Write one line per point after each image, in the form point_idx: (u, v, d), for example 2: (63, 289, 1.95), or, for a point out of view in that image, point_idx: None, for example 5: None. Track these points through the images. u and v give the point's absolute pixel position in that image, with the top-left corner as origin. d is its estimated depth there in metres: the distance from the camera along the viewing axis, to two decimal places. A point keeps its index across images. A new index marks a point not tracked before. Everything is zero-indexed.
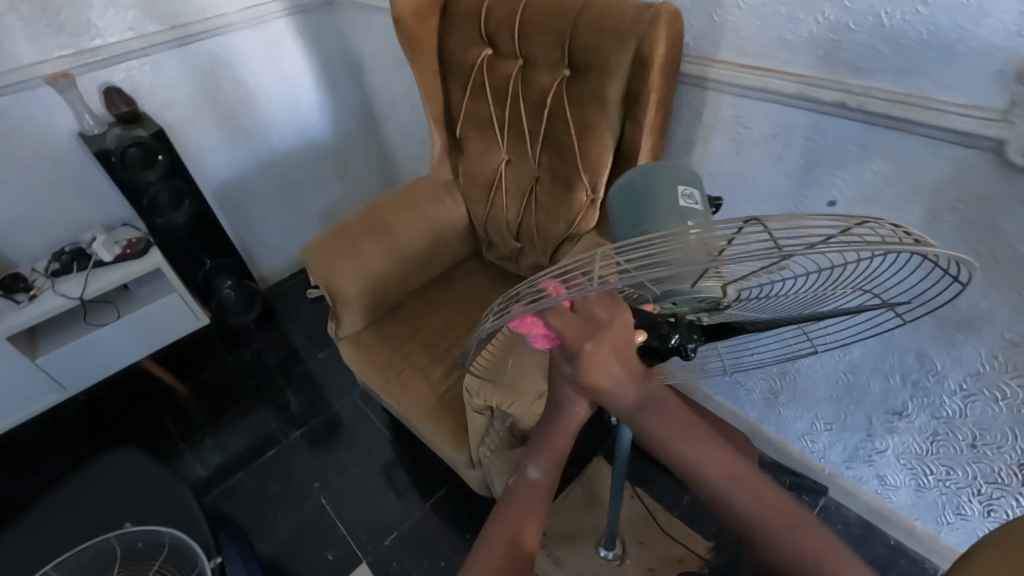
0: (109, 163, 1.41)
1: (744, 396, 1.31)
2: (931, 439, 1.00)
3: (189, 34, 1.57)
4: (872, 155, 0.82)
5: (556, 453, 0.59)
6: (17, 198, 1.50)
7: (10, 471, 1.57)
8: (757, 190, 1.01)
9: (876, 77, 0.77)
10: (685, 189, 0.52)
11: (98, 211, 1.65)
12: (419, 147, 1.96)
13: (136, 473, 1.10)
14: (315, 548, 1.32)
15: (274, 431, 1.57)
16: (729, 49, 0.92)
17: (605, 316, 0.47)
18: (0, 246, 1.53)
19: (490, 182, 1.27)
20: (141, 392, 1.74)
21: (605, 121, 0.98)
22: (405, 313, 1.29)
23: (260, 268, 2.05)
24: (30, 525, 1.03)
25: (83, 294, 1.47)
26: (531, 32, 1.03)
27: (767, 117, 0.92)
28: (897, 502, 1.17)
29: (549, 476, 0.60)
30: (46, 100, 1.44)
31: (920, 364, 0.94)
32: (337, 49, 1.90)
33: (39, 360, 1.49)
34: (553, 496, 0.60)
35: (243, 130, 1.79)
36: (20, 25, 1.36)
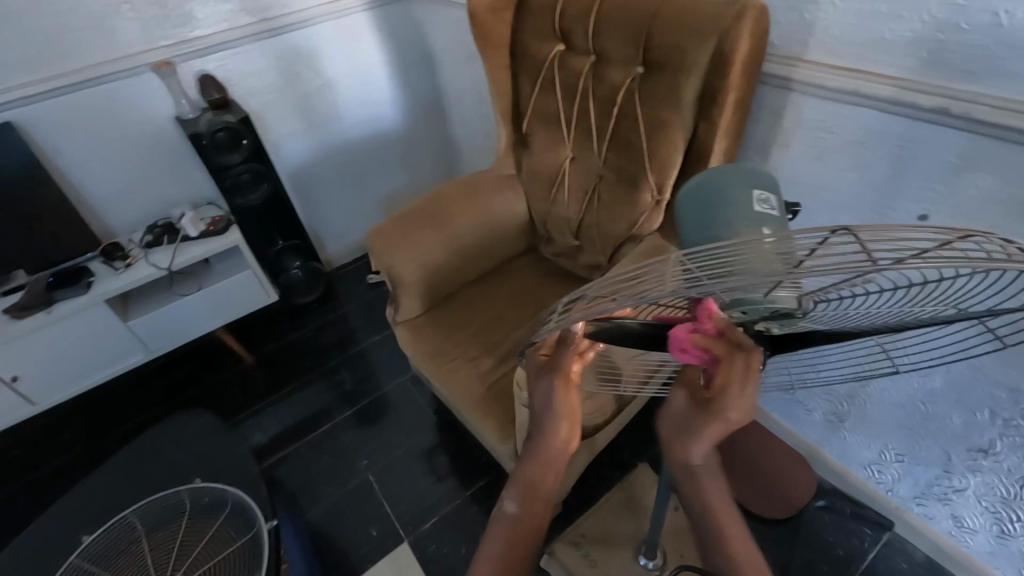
0: (200, 145, 1.53)
1: (804, 416, 1.24)
2: (1020, 483, 0.91)
3: (277, 25, 1.66)
4: (975, 167, 0.75)
5: (539, 478, 0.60)
6: (120, 174, 1.65)
7: (99, 420, 1.73)
8: (836, 198, 0.95)
9: (987, 82, 0.71)
10: (760, 193, 0.50)
11: (187, 189, 1.78)
12: (484, 139, 1.99)
13: (205, 434, 1.19)
14: (360, 522, 1.37)
15: (329, 406, 1.65)
16: (818, 49, 0.87)
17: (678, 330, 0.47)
18: (103, 217, 1.68)
19: (553, 178, 1.27)
20: (214, 359, 1.87)
21: (677, 121, 0.96)
22: (461, 303, 1.32)
23: (326, 250, 2.15)
24: (114, 471, 1.13)
25: (172, 265, 1.60)
26: (606, 29, 1.01)
27: (856, 122, 0.86)
28: (974, 547, 1.07)
29: (526, 507, 0.60)
30: (150, 85, 1.57)
31: (1013, 399, 0.85)
32: (411, 40, 1.95)
33: (129, 324, 1.63)
34: (536, 524, 0.60)
35: (320, 118, 1.88)
36: (132, 16, 1.49)
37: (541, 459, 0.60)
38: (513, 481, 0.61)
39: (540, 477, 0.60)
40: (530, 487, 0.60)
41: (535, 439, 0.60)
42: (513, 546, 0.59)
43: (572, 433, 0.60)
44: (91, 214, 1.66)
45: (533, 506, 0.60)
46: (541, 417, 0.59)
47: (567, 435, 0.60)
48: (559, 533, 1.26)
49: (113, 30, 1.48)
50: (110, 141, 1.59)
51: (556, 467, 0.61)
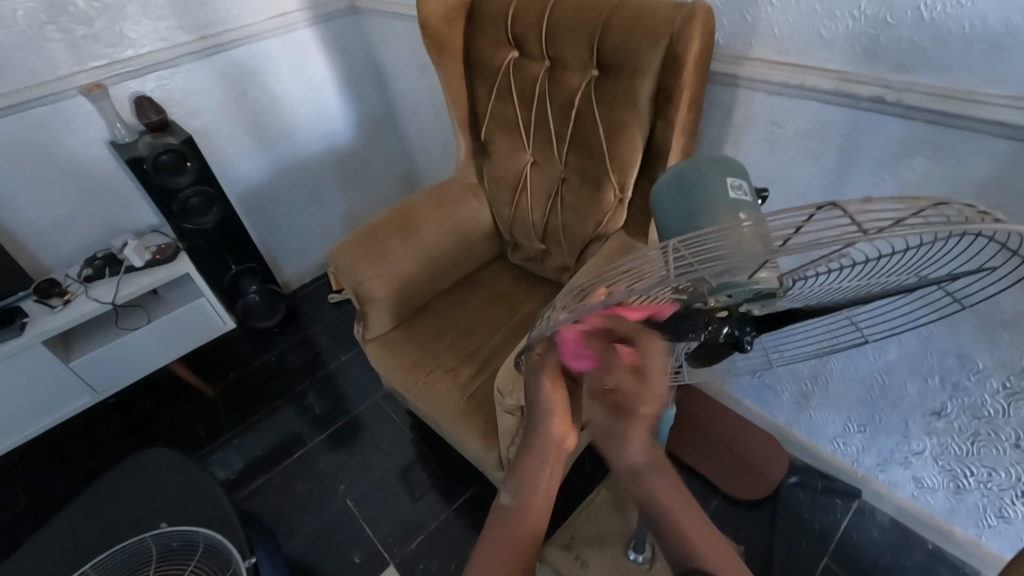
0: (140, 169, 1.44)
1: (773, 396, 1.28)
2: (971, 440, 0.98)
3: (219, 44, 1.60)
4: (911, 150, 0.81)
5: (535, 472, 0.59)
6: (52, 205, 1.54)
7: (40, 473, 1.59)
8: (788, 186, 1.00)
9: (915, 71, 0.77)
10: (734, 180, 0.53)
11: (128, 217, 1.68)
12: (441, 149, 1.98)
13: (156, 477, 1.11)
14: (342, 550, 1.32)
15: (299, 433, 1.59)
16: (762, 48, 0.92)
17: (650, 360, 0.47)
18: (35, 252, 1.56)
19: (516, 183, 1.27)
20: (169, 394, 1.77)
21: (635, 120, 0.98)
22: (434, 313, 1.30)
23: (283, 272, 2.07)
24: (67, 525, 1.04)
25: (115, 299, 1.50)
26: (560, 35, 1.03)
27: (802, 114, 0.92)
28: (935, 506, 1.14)
29: (522, 502, 0.59)
30: (82, 110, 1.48)
31: (960, 362, 0.92)
32: (359, 54, 1.92)
33: (72, 364, 1.52)
34: (535, 521, 0.58)
35: (269, 136, 1.82)
36: (58, 37, 1.40)
37: (538, 454, 0.60)
38: (511, 475, 0.61)
39: (535, 474, 0.59)
40: (528, 480, 0.59)
41: (530, 435, 0.61)
42: (513, 539, 0.57)
43: (568, 427, 0.61)
44: (21, 249, 1.54)
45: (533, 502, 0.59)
46: (536, 410, 0.60)
47: (563, 430, 0.60)
48: (549, 537, 1.26)
49: (36, 52, 1.38)
50: (39, 170, 1.48)
51: (553, 464, 0.60)
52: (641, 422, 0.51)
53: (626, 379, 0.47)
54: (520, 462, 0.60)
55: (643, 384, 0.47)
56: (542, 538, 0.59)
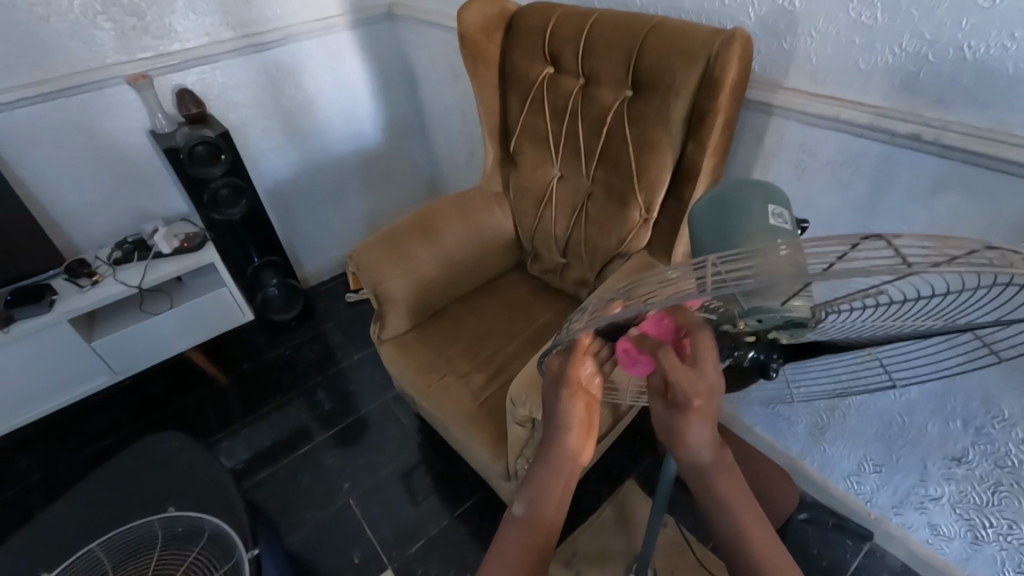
0: (177, 158, 1.48)
1: (786, 427, 1.27)
2: (992, 489, 0.95)
3: (261, 42, 1.65)
4: (946, 188, 0.80)
5: (549, 484, 0.59)
6: (89, 188, 1.58)
7: (55, 447, 1.63)
8: (817, 216, 1.00)
9: (955, 110, 0.76)
10: (774, 208, 0.52)
11: (160, 204, 1.72)
12: (467, 156, 2.00)
13: (163, 462, 1.12)
14: (341, 548, 1.32)
15: (308, 427, 1.60)
16: (798, 77, 0.92)
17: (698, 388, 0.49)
18: (68, 232, 1.61)
19: (541, 196, 1.28)
20: (184, 379, 1.80)
21: (666, 141, 0.99)
22: (451, 318, 1.31)
23: (304, 268, 2.10)
24: (77, 501, 1.06)
25: (142, 283, 1.54)
26: (597, 52, 1.05)
27: (834, 145, 0.91)
28: (950, 554, 1.11)
29: (534, 512, 0.58)
30: (126, 98, 1.53)
31: (984, 407, 0.90)
32: (394, 59, 1.96)
33: (94, 344, 1.55)
34: (546, 533, 0.58)
35: (301, 134, 1.86)
36: (109, 27, 1.45)
37: (553, 466, 0.60)
38: (525, 485, 0.61)
39: (550, 484, 0.59)
40: (541, 492, 0.59)
41: (546, 447, 0.61)
42: (525, 547, 0.56)
43: (585, 443, 0.61)
44: (56, 227, 1.59)
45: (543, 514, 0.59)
46: (555, 423, 0.60)
47: (580, 445, 0.60)
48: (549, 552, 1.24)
49: (87, 40, 1.44)
50: (80, 153, 1.53)
51: (567, 479, 0.60)
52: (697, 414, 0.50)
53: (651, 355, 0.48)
54: (535, 472, 0.60)
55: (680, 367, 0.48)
56: (553, 550, 0.58)
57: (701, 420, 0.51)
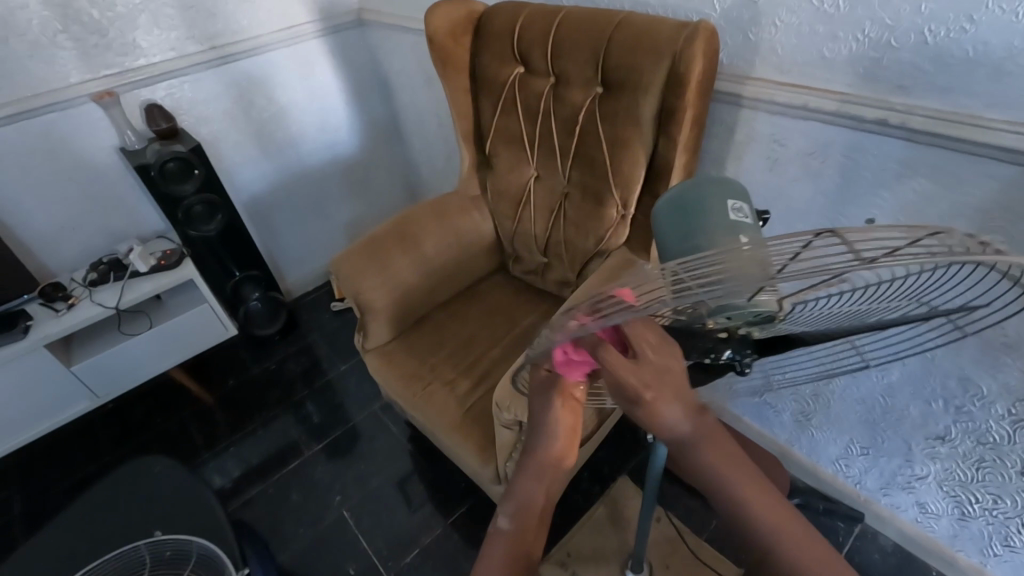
0: (147, 175, 1.46)
1: (773, 416, 1.27)
2: (975, 466, 0.96)
3: (230, 54, 1.63)
4: (913, 173, 0.81)
5: (533, 493, 0.59)
6: (59, 209, 1.55)
7: (39, 474, 1.60)
8: (790, 206, 1.00)
9: (918, 94, 0.77)
10: (733, 203, 0.52)
11: (134, 223, 1.70)
12: (445, 161, 1.99)
13: (148, 485, 1.10)
14: (335, 563, 1.30)
15: (296, 442, 1.58)
16: (765, 68, 0.92)
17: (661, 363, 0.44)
18: (39, 256, 1.57)
19: (518, 198, 1.28)
20: (169, 399, 1.77)
21: (638, 138, 0.99)
22: (433, 325, 1.30)
23: (286, 280, 2.08)
24: (60, 530, 1.04)
25: (119, 304, 1.51)
26: (565, 51, 1.04)
27: (803, 134, 0.92)
28: (938, 531, 1.12)
29: (519, 524, 0.58)
30: (92, 117, 1.50)
31: (963, 386, 0.91)
32: (366, 65, 1.94)
33: (74, 368, 1.52)
34: (530, 542, 0.58)
35: (275, 145, 1.84)
36: (71, 45, 1.42)
37: (535, 475, 0.59)
38: (508, 496, 0.60)
39: (535, 493, 0.59)
40: (524, 501, 0.59)
41: (528, 455, 0.60)
42: (511, 559, 0.57)
43: (569, 449, 0.60)
44: (26, 252, 1.55)
45: (528, 522, 0.59)
46: (539, 430, 0.59)
47: (563, 450, 0.60)
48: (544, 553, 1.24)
49: (49, 60, 1.41)
50: (48, 175, 1.50)
51: (550, 485, 0.60)
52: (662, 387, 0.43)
53: (654, 354, 0.44)
54: (518, 484, 0.60)
55: (667, 363, 0.44)
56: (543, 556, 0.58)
57: (668, 399, 0.43)
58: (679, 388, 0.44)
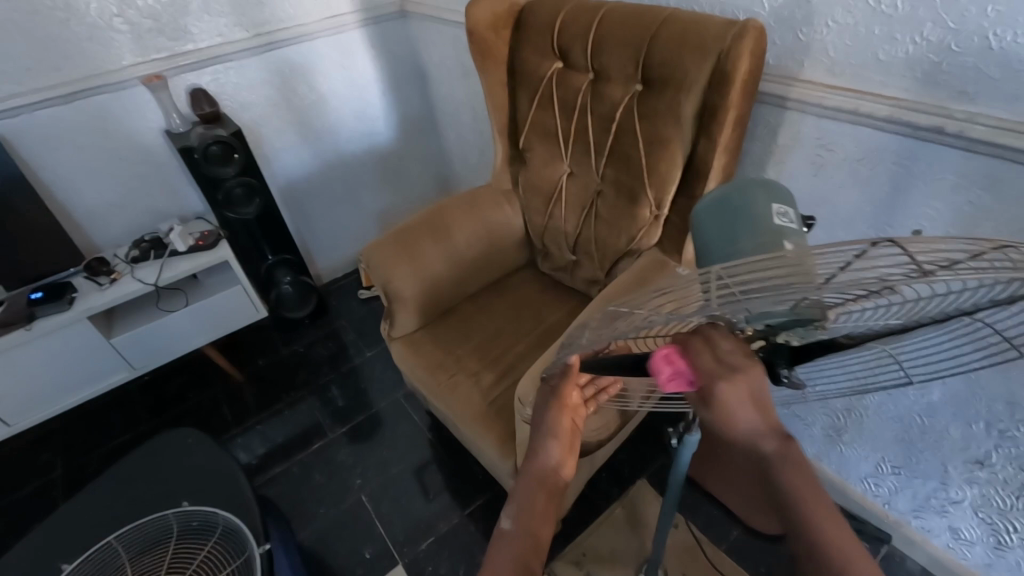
0: (191, 158, 1.50)
1: (801, 428, 1.24)
2: (1017, 494, 0.92)
3: (273, 42, 1.66)
4: (968, 183, 0.78)
5: (532, 498, 0.60)
6: (108, 187, 1.61)
7: (77, 441, 1.67)
8: (834, 213, 0.97)
9: (978, 102, 0.73)
10: (779, 207, 0.51)
11: (176, 203, 1.75)
12: (479, 155, 2.00)
13: (179, 457, 1.14)
14: (353, 544, 1.33)
15: (320, 424, 1.61)
16: (814, 70, 0.89)
17: (739, 358, 0.45)
18: (87, 231, 1.64)
19: (551, 194, 1.27)
20: (201, 375, 1.83)
21: (677, 137, 0.97)
22: (458, 317, 1.31)
23: (317, 265, 2.12)
24: (97, 493, 1.09)
25: (158, 281, 1.56)
26: (607, 47, 1.03)
27: (852, 139, 0.89)
28: (972, 559, 1.08)
29: (522, 526, 0.58)
30: (141, 99, 1.55)
31: (1009, 410, 0.87)
32: (405, 56, 1.96)
33: (114, 340, 1.59)
34: (534, 546, 0.57)
35: (314, 133, 1.87)
36: (125, 28, 1.47)
37: (538, 479, 0.61)
38: (510, 501, 0.61)
39: (532, 497, 0.61)
40: (525, 503, 0.60)
41: (529, 460, 0.63)
42: (518, 560, 0.55)
43: (569, 456, 0.64)
44: (76, 227, 1.62)
45: (531, 525, 0.59)
46: (540, 433, 0.63)
47: (562, 457, 0.63)
48: (559, 551, 1.24)
49: (104, 42, 1.46)
50: (98, 153, 1.56)
51: (550, 492, 0.62)
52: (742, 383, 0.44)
53: (730, 356, 0.45)
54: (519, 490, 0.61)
55: (745, 367, 0.44)
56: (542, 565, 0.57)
57: (743, 401, 0.44)
58: (758, 394, 0.45)
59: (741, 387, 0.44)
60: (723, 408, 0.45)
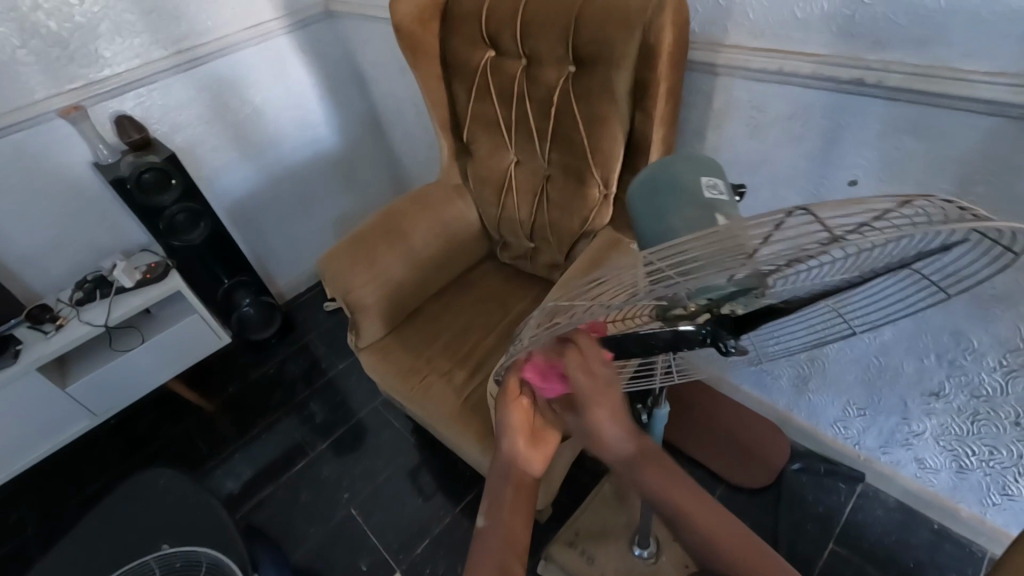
0: (124, 189, 1.43)
1: (770, 382, 1.28)
2: (971, 419, 0.97)
3: (197, 57, 1.59)
4: (894, 129, 0.80)
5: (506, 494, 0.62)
6: (39, 230, 1.53)
7: (47, 496, 1.60)
8: (774, 172, 0.99)
9: (892, 50, 0.75)
10: (708, 180, 0.51)
11: (117, 238, 1.68)
12: (428, 151, 1.97)
13: (152, 499, 1.10)
14: (349, 559, 1.32)
15: (301, 442, 1.58)
16: (738, 34, 0.90)
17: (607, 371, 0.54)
18: (24, 278, 1.56)
19: (501, 184, 1.26)
20: (170, 410, 1.77)
21: (615, 115, 0.97)
22: (425, 319, 1.29)
23: (277, 282, 2.07)
24: (69, 549, 1.05)
25: (108, 321, 1.50)
26: (534, 31, 1.02)
27: (783, 98, 0.90)
28: (938, 484, 1.13)
29: (498, 525, 0.61)
30: (61, 133, 1.47)
31: (955, 341, 0.91)
32: (339, 57, 1.90)
33: (70, 388, 1.52)
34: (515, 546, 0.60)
35: (254, 148, 1.81)
36: (32, 59, 1.38)
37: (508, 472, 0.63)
38: (484, 499, 0.64)
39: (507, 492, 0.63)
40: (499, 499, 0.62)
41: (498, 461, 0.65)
42: (494, 557, 0.59)
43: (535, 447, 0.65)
44: (11, 275, 1.54)
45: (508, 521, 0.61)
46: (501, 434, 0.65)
47: (526, 452, 0.65)
48: (552, 536, 1.26)
49: (10, 77, 1.37)
50: (23, 195, 1.47)
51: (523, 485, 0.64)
52: (604, 402, 0.55)
53: (601, 369, 0.53)
54: (487, 487, 0.64)
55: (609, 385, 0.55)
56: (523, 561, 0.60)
57: (606, 414, 0.56)
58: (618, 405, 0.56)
59: (607, 400, 0.55)
60: (597, 423, 0.56)
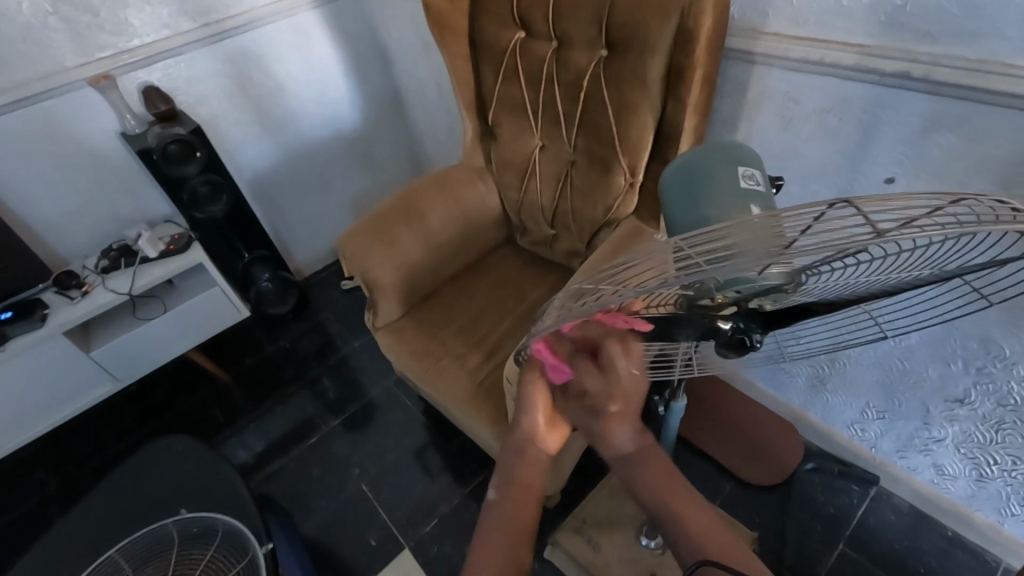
0: (150, 159, 1.45)
1: (786, 380, 1.26)
2: (995, 427, 0.95)
3: (223, 29, 1.58)
4: (937, 126, 0.77)
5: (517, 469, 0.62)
6: (67, 197, 1.56)
7: (68, 456, 1.65)
8: (805, 166, 0.96)
9: (941, 42, 0.72)
10: (745, 170, 0.50)
11: (141, 208, 1.70)
12: (449, 133, 1.96)
13: (170, 465, 1.13)
14: (357, 533, 1.34)
15: (314, 417, 1.61)
16: (778, 22, 0.87)
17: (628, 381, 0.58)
18: (51, 243, 1.59)
19: (523, 169, 1.25)
20: (188, 380, 1.80)
21: (646, 101, 0.95)
22: (442, 301, 1.29)
23: (295, 259, 2.09)
24: (90, 508, 1.08)
25: (132, 289, 1.52)
26: (567, 13, 1.00)
27: (820, 90, 0.87)
28: (955, 492, 1.12)
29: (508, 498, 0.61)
30: (89, 101, 1.48)
31: (985, 348, 0.89)
32: (364, 34, 1.88)
33: (93, 353, 1.55)
34: (527, 524, 0.60)
35: (277, 123, 1.82)
36: (63, 26, 1.39)
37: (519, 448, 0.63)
38: (497, 471, 0.65)
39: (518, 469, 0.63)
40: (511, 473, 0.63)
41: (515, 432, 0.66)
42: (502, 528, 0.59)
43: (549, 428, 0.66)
44: (39, 241, 1.57)
45: (517, 496, 0.62)
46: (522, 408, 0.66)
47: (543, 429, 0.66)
48: (558, 522, 1.26)
49: (42, 43, 1.38)
50: (51, 162, 1.49)
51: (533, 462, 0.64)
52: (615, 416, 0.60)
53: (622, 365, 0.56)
54: (503, 459, 0.65)
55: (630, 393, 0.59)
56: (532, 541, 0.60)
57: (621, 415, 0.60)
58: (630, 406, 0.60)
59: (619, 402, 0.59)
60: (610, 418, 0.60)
